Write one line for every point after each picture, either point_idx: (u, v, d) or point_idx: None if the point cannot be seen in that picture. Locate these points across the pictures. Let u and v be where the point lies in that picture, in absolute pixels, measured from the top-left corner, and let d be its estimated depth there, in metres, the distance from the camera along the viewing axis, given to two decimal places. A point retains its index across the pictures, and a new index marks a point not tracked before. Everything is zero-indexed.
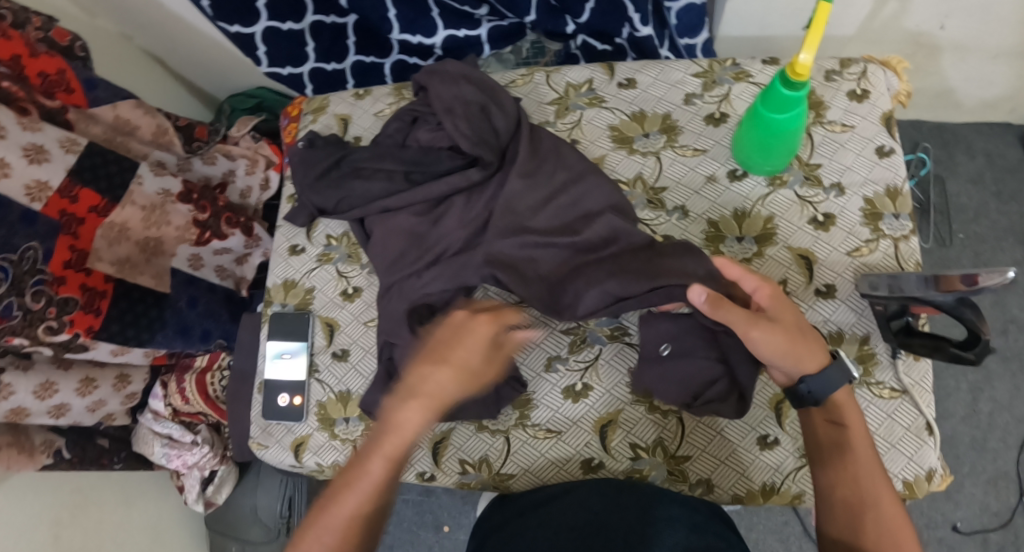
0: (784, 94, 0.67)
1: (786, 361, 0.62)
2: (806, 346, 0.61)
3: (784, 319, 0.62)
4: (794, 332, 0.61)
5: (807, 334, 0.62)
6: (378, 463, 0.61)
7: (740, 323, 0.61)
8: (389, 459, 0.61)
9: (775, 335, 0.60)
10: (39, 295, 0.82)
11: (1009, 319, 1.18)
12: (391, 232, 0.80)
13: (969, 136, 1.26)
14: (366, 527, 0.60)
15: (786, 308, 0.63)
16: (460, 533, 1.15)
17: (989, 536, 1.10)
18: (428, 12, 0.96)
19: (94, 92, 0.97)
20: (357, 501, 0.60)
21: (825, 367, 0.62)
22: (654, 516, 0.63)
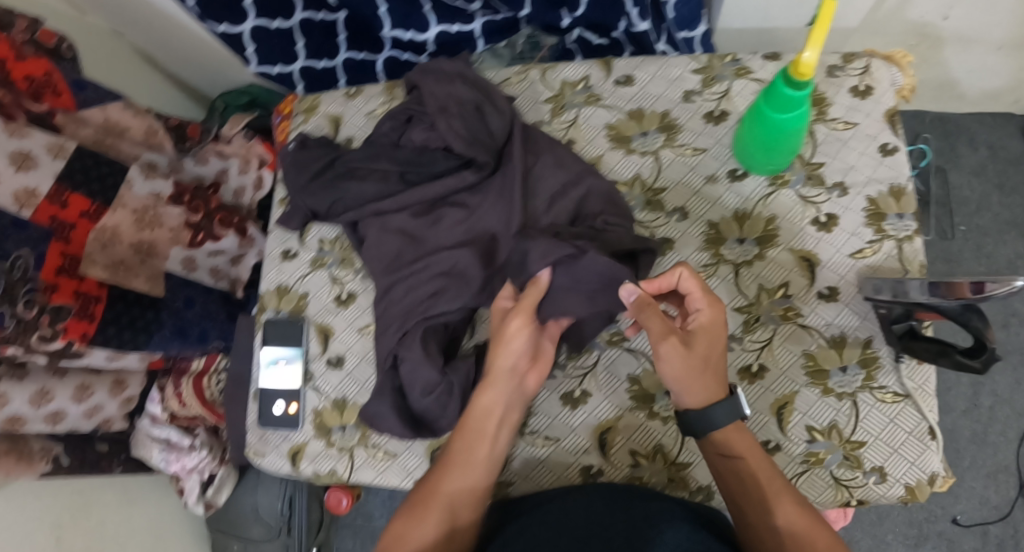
0: (788, 93, 0.65)
1: (680, 387, 0.63)
2: (701, 383, 0.63)
3: (696, 348, 0.63)
4: (697, 363, 0.62)
5: (710, 370, 0.63)
6: (469, 442, 0.66)
7: (654, 332, 0.62)
8: (472, 437, 0.66)
9: (679, 358, 0.62)
10: (31, 303, 0.81)
11: (1010, 313, 1.17)
12: (385, 235, 0.78)
13: (972, 128, 1.23)
14: (467, 505, 0.64)
15: (706, 337, 0.63)
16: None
17: (989, 529, 1.10)
18: (421, 8, 0.94)
19: (83, 94, 0.95)
20: (462, 469, 0.65)
21: (712, 405, 0.62)
22: (658, 513, 0.62)
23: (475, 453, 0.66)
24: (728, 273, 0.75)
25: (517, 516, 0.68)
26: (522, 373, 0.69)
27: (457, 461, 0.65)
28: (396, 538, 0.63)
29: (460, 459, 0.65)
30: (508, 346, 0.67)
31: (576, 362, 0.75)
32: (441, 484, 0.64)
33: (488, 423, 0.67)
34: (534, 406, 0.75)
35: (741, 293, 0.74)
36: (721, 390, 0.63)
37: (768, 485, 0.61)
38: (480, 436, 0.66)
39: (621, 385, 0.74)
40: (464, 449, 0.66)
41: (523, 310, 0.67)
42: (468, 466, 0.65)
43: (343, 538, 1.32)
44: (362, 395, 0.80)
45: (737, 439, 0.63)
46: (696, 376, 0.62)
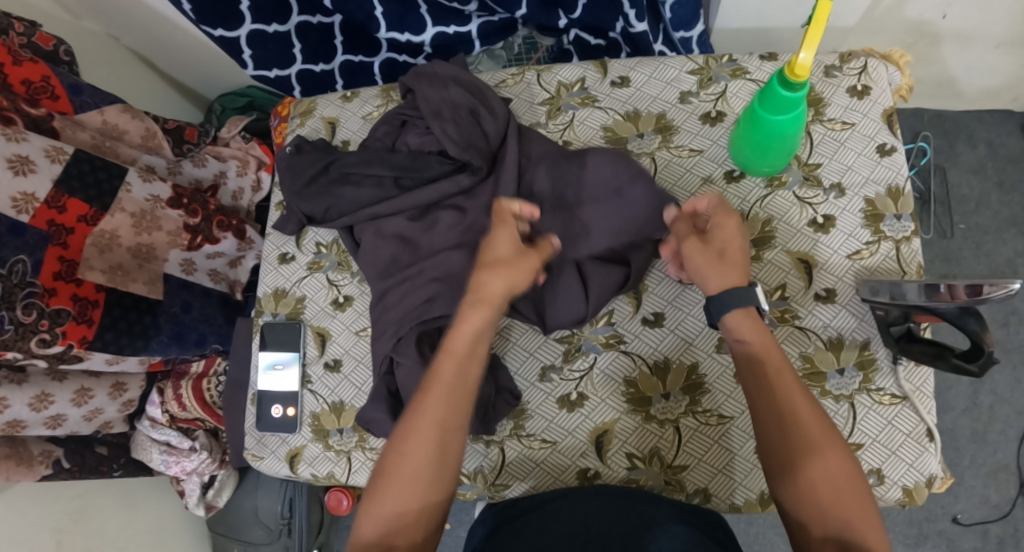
0: (784, 95, 0.65)
1: (705, 272, 0.63)
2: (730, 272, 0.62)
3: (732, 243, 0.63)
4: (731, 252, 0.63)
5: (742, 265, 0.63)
6: (448, 365, 0.60)
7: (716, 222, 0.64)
8: (456, 364, 0.60)
9: (723, 252, 0.62)
10: (30, 308, 0.82)
11: (1010, 311, 1.16)
12: (381, 239, 0.78)
13: (971, 125, 1.23)
14: (456, 433, 0.59)
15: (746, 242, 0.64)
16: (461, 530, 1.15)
17: (990, 528, 1.10)
18: (417, 9, 0.93)
19: (80, 98, 0.95)
20: (448, 394, 0.59)
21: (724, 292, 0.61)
22: (654, 518, 0.62)
23: (461, 378, 0.60)
24: None
25: (517, 517, 0.68)
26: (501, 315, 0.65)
27: (443, 386, 0.59)
28: (385, 470, 0.57)
29: (440, 384, 0.59)
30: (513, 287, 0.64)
31: (572, 365, 0.75)
32: (428, 410, 0.58)
33: (475, 345, 0.62)
34: (530, 409, 0.75)
35: None
36: (743, 278, 0.61)
37: (815, 428, 0.55)
38: (467, 358, 0.61)
39: (617, 388, 0.73)
40: (451, 371, 0.60)
41: (522, 268, 0.64)
42: (456, 389, 0.59)
43: (343, 539, 1.32)
44: (359, 398, 0.80)
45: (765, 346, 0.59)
46: (710, 266, 0.62)
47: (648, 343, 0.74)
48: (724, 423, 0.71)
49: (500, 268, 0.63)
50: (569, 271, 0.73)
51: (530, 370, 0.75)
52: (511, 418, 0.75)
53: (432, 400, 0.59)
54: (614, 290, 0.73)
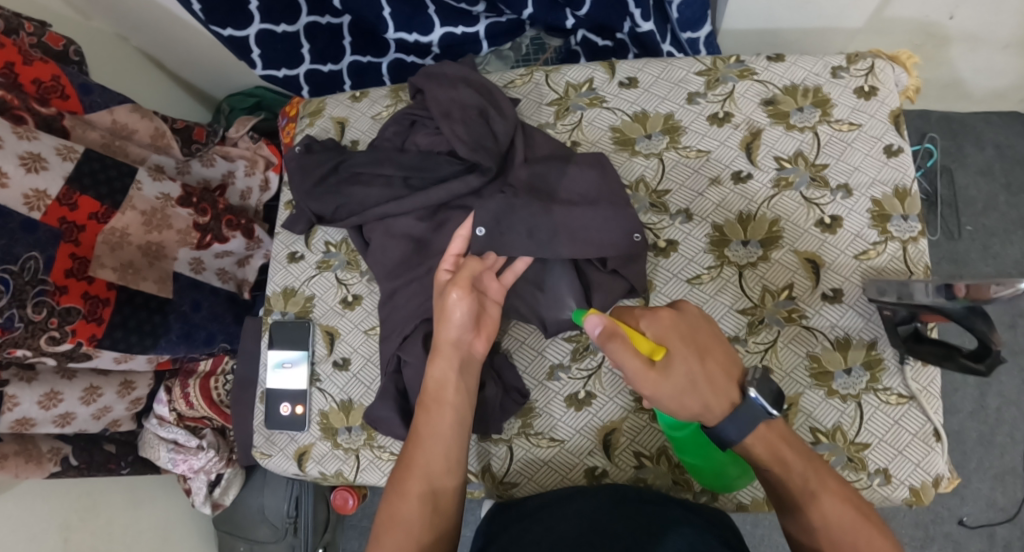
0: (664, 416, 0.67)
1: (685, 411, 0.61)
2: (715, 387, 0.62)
3: (698, 376, 0.61)
4: (704, 375, 0.61)
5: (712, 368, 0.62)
6: (432, 413, 0.65)
7: (678, 350, 0.61)
8: (431, 411, 0.66)
9: (686, 388, 0.60)
10: (41, 305, 0.82)
11: (1018, 313, 1.16)
12: (392, 237, 0.78)
13: (978, 126, 1.23)
14: (443, 471, 0.64)
15: (706, 353, 0.62)
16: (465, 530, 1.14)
17: (996, 530, 1.10)
18: (425, 10, 0.94)
19: (89, 97, 0.95)
20: (434, 442, 0.64)
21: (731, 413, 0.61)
22: (661, 516, 0.63)
23: (441, 422, 0.65)
24: (733, 274, 0.75)
25: (523, 516, 0.68)
26: (469, 343, 0.68)
27: (425, 436, 0.65)
28: (386, 518, 0.62)
29: (426, 432, 0.65)
30: (449, 321, 0.67)
31: (580, 364, 0.75)
32: (416, 458, 0.64)
33: (446, 393, 0.66)
34: (539, 408, 0.75)
35: (745, 295, 0.74)
36: (726, 401, 0.62)
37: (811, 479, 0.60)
38: (440, 405, 0.66)
39: (625, 387, 0.73)
40: (429, 418, 0.65)
41: (448, 315, 0.66)
42: (438, 432, 0.65)
43: (348, 539, 1.33)
44: (368, 397, 0.80)
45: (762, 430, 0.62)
46: (694, 390, 0.60)
47: None
48: None
49: (443, 316, 0.67)
50: (570, 278, 0.74)
51: (538, 368, 0.76)
52: (519, 417, 0.75)
53: (419, 449, 0.64)
54: (619, 294, 0.73)
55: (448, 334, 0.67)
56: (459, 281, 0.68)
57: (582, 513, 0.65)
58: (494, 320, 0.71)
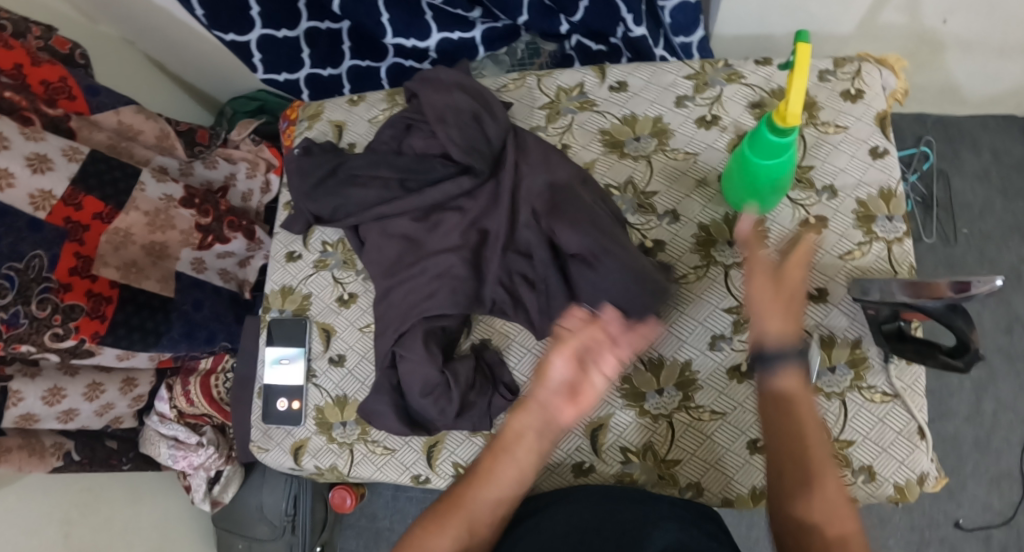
0: (772, 140, 0.65)
1: (763, 320, 0.63)
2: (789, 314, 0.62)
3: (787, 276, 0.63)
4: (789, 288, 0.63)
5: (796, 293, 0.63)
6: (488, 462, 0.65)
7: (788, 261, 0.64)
8: (500, 458, 0.65)
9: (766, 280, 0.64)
10: (45, 303, 0.85)
11: (1014, 317, 1.16)
12: (387, 238, 0.80)
13: (975, 131, 1.24)
14: (487, 519, 0.63)
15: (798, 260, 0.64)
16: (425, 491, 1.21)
17: (992, 534, 1.10)
18: (422, 15, 0.96)
19: (96, 98, 0.98)
20: (492, 486, 0.64)
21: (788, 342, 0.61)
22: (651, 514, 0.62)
23: (504, 473, 0.64)
24: (719, 274, 0.75)
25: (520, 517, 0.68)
26: (557, 410, 0.65)
27: (488, 478, 0.64)
28: (412, 544, 0.61)
29: (488, 476, 0.64)
30: (547, 379, 0.65)
31: None
32: (468, 495, 0.63)
33: (519, 446, 0.65)
34: None
35: (732, 293, 0.74)
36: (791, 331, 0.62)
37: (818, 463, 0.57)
38: (509, 456, 0.65)
39: (612, 384, 0.75)
40: (498, 466, 0.65)
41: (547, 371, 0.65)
42: (499, 482, 0.64)
43: (346, 537, 1.34)
44: (362, 392, 0.82)
45: (804, 413, 0.60)
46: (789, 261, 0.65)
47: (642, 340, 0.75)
48: (716, 418, 0.72)
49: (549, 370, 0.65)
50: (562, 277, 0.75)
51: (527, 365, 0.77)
52: (509, 412, 0.76)
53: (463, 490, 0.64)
54: None
55: (545, 394, 0.65)
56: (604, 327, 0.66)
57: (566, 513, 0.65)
58: (595, 393, 0.65)
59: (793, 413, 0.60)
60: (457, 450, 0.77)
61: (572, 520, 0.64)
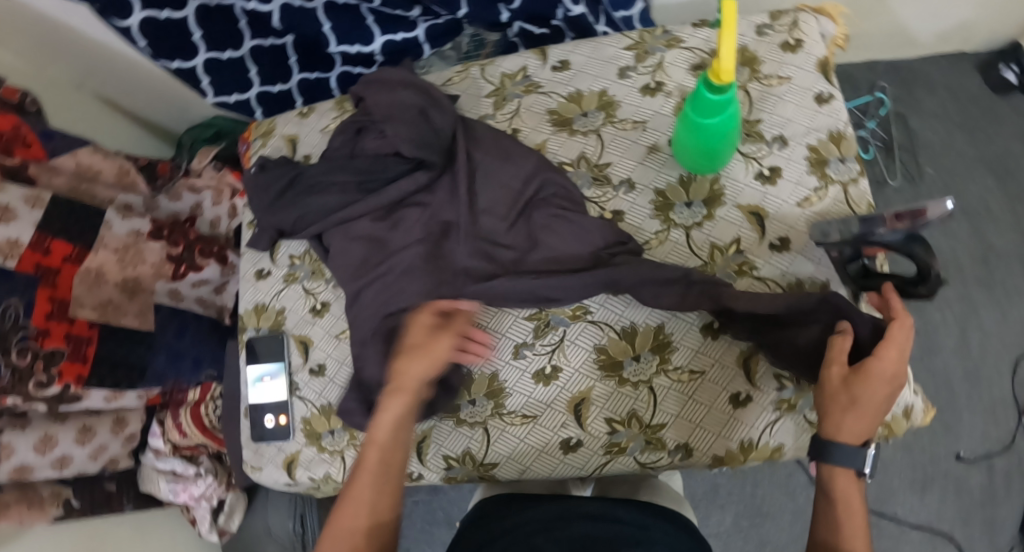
0: (711, 98, 0.66)
1: (827, 416, 0.59)
2: (858, 421, 0.58)
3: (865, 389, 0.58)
4: (866, 400, 0.58)
5: (865, 404, 0.58)
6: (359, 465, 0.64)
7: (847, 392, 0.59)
8: (386, 449, 0.65)
9: (836, 389, 0.59)
10: (25, 352, 0.87)
11: (987, 247, 1.17)
12: (349, 241, 0.80)
13: (929, 71, 1.25)
14: (376, 520, 0.62)
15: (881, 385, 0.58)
16: (418, 495, 1.19)
17: (994, 462, 1.09)
18: (364, 21, 0.97)
19: (52, 142, 0.99)
20: (368, 482, 0.63)
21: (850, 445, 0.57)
22: (643, 537, 0.60)
23: (377, 458, 0.64)
24: (681, 236, 0.76)
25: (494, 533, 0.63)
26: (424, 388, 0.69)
27: (362, 478, 0.63)
28: None
29: (362, 473, 0.64)
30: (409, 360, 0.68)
31: (542, 340, 0.75)
32: (346, 506, 0.62)
33: (395, 430, 0.66)
34: (507, 387, 0.75)
35: (695, 254, 0.75)
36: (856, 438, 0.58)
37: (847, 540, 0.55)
38: (384, 445, 0.65)
39: (589, 356, 0.74)
40: (376, 458, 0.64)
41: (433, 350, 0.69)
42: (376, 475, 0.64)
43: None
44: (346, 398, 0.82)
45: (853, 499, 0.57)
46: (837, 407, 0.59)
47: (613, 310, 0.75)
48: (695, 377, 0.72)
49: (411, 354, 0.68)
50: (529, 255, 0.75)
51: (503, 349, 0.76)
52: (489, 398, 0.76)
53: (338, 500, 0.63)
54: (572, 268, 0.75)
55: (410, 380, 0.67)
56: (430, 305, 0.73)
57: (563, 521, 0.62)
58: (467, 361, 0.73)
59: (844, 502, 0.57)
60: (444, 442, 0.76)
61: (566, 535, 0.60)
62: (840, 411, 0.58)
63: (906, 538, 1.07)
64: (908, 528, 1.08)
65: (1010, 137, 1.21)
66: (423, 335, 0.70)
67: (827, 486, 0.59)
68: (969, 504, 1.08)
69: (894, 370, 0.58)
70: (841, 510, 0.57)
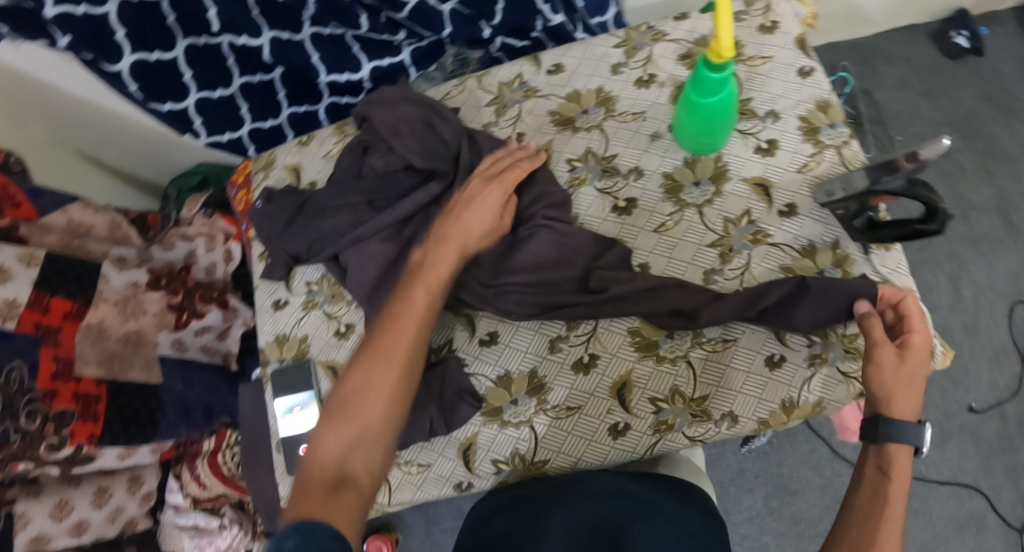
0: (712, 77, 0.71)
1: (883, 396, 0.62)
2: (908, 396, 0.62)
3: (910, 367, 0.62)
4: (910, 377, 0.62)
5: (912, 382, 0.62)
6: (388, 332, 0.61)
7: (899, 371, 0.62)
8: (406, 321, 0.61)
9: (887, 369, 0.62)
10: (34, 415, 0.83)
11: (967, 204, 1.25)
12: (365, 259, 0.79)
13: (886, 47, 1.34)
14: (394, 396, 0.58)
15: (921, 359, 0.62)
16: (449, 521, 1.16)
17: (1006, 409, 1.14)
18: (350, 49, 0.98)
19: (40, 200, 0.97)
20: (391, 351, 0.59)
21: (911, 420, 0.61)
22: (653, 515, 0.62)
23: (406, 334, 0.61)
24: (693, 214, 0.79)
25: (513, 511, 0.68)
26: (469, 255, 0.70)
27: (384, 346, 0.60)
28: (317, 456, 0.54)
29: (386, 343, 0.60)
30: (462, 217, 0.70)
31: (576, 331, 0.77)
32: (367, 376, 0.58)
33: (425, 298, 0.64)
34: (548, 382, 0.76)
35: (710, 229, 0.78)
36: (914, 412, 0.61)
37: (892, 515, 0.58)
38: (410, 315, 0.62)
39: (624, 340, 0.76)
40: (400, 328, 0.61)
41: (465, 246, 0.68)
42: (401, 348, 0.60)
43: None
44: None
45: (901, 465, 0.61)
46: (899, 385, 0.61)
47: None
48: (730, 345, 0.74)
49: (468, 208, 0.71)
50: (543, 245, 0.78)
51: (538, 345, 0.78)
52: (532, 396, 0.76)
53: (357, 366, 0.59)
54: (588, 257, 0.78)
55: (451, 254, 0.67)
56: (499, 181, 0.74)
57: (580, 499, 0.66)
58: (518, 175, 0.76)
59: (896, 478, 0.60)
60: (491, 446, 0.76)
61: (584, 515, 0.63)
62: (900, 390, 0.62)
63: (934, 494, 1.10)
64: (935, 485, 1.11)
65: (973, 100, 1.31)
66: (495, 168, 0.76)
67: (881, 457, 0.62)
68: (988, 452, 1.12)
69: (926, 342, 0.62)
70: (894, 489, 0.59)
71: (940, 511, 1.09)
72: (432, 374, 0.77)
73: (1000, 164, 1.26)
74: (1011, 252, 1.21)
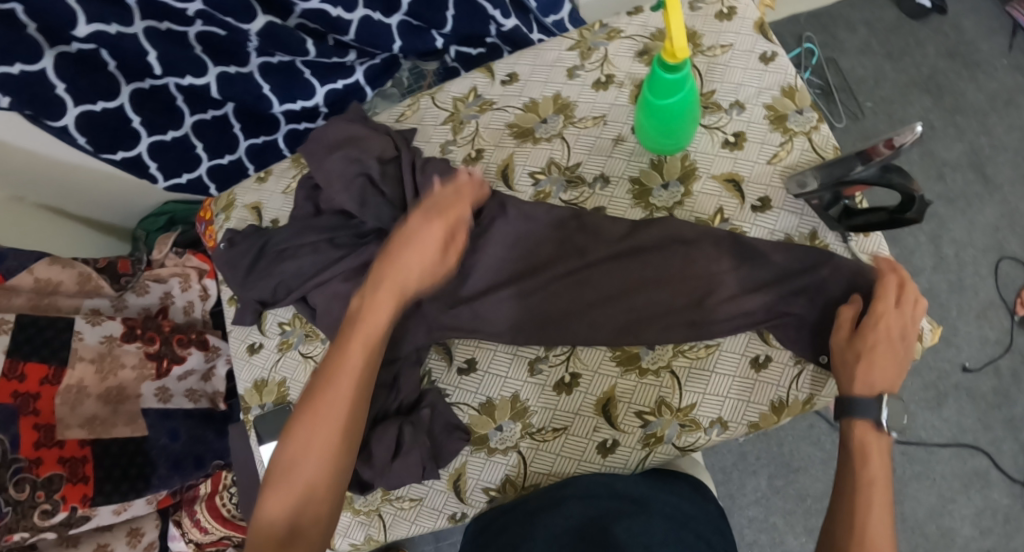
0: (668, 78, 0.68)
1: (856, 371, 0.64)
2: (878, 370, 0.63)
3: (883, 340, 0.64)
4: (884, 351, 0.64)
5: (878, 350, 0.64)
6: (323, 395, 0.62)
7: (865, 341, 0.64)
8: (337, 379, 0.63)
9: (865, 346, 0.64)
10: (21, 484, 0.83)
11: (942, 163, 1.22)
12: (333, 299, 0.77)
13: (846, 12, 1.31)
14: (332, 446, 0.61)
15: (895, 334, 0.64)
16: (456, 534, 1.15)
17: (1000, 364, 1.12)
18: (301, 75, 0.95)
19: (4, 263, 0.94)
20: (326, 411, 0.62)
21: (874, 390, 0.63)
22: (640, 511, 0.63)
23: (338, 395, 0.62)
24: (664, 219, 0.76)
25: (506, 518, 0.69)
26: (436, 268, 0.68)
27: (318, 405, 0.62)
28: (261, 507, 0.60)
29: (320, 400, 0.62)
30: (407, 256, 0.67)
31: (554, 350, 0.76)
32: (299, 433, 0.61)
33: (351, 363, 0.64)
34: (530, 405, 0.75)
35: None
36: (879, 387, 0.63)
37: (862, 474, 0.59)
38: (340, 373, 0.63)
39: (604, 356, 0.74)
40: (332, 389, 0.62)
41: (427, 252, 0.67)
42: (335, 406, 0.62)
43: None
44: None
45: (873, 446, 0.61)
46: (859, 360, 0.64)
47: None
48: (712, 350, 0.72)
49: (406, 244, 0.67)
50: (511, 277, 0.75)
51: (517, 369, 0.76)
52: (516, 420, 0.75)
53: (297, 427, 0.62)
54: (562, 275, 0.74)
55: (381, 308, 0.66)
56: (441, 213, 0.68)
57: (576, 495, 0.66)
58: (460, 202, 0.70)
59: (862, 450, 0.61)
60: (481, 475, 0.75)
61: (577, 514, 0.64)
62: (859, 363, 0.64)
63: (936, 457, 1.09)
64: (935, 448, 1.09)
65: (936, 57, 1.27)
66: (434, 237, 0.67)
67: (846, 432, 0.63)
68: (985, 408, 1.11)
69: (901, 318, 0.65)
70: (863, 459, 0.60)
71: (943, 472, 1.08)
72: (423, 413, 0.75)
73: (967, 119, 1.23)
74: (989, 207, 1.19)
